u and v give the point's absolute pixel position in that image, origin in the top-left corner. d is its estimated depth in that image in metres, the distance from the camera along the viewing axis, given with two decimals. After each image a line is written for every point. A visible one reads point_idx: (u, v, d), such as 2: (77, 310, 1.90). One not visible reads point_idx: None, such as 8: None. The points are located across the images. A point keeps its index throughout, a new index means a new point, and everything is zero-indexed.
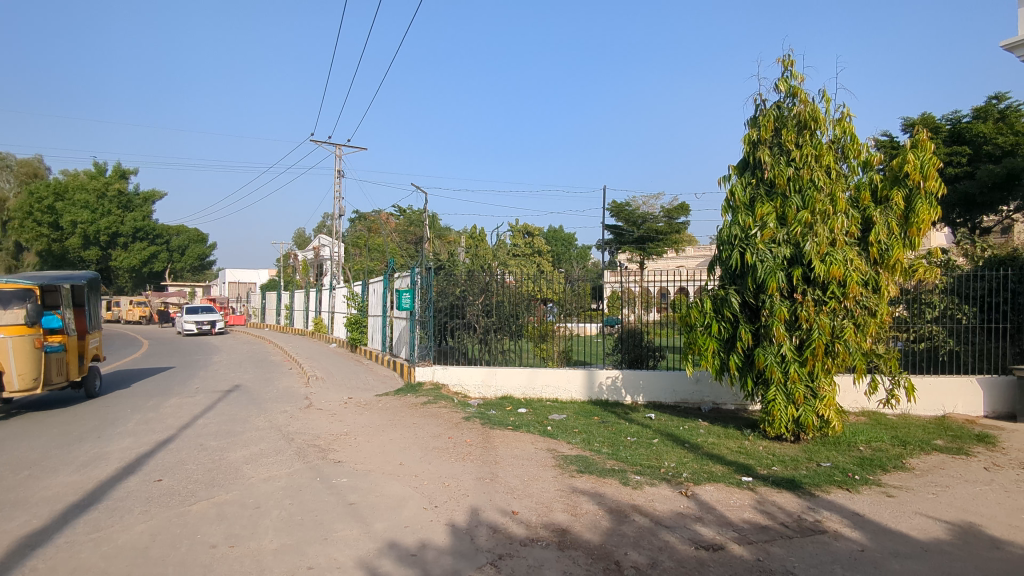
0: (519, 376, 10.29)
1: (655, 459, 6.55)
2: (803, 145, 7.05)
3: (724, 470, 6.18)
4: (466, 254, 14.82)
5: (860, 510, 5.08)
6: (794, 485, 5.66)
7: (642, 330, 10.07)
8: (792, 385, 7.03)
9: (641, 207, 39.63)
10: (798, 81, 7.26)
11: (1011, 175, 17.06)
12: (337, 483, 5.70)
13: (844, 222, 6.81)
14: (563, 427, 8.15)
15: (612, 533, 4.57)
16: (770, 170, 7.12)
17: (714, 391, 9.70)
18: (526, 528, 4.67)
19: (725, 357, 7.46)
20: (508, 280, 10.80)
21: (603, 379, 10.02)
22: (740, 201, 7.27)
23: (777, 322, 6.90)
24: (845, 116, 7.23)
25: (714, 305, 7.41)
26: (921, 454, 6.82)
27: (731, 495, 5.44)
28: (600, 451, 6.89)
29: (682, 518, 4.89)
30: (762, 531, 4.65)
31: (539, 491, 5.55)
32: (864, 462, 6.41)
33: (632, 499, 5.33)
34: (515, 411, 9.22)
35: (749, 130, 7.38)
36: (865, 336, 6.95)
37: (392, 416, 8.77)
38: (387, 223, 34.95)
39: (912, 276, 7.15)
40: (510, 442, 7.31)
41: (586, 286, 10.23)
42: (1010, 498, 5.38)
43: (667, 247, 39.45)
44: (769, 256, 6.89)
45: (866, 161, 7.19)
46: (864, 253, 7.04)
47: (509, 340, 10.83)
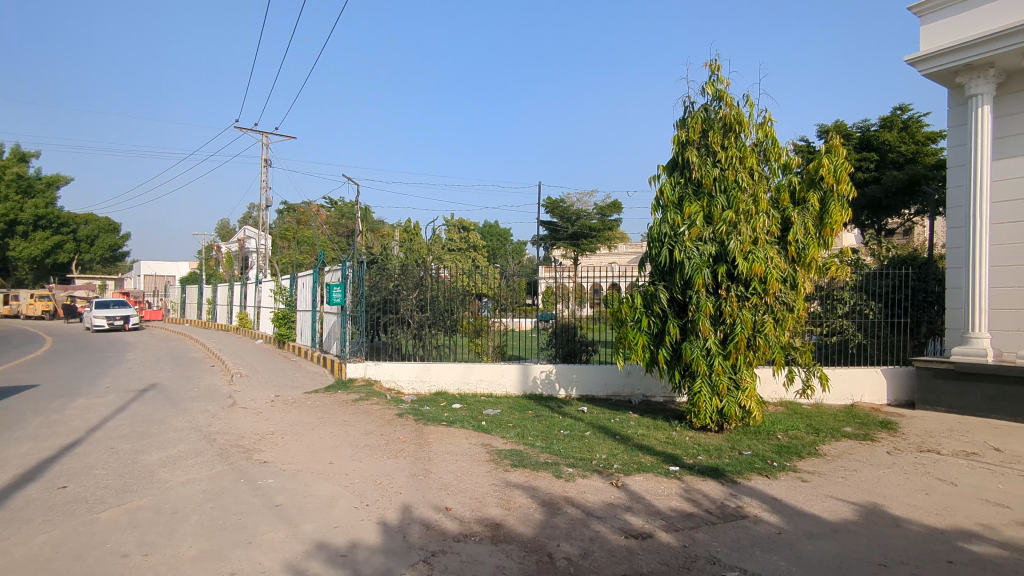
0: (454, 370, 10.23)
1: (588, 452, 6.67)
2: (728, 147, 7.33)
3: (653, 460, 6.37)
4: (400, 249, 14.60)
5: (777, 495, 5.35)
6: (718, 474, 5.90)
7: (576, 325, 10.22)
8: (716, 377, 7.32)
9: (576, 204, 40.25)
10: (724, 84, 7.54)
11: (913, 181, 18.42)
12: (263, 485, 5.48)
13: (765, 222, 7.14)
14: (497, 421, 8.16)
15: (544, 526, 4.62)
16: (698, 170, 7.36)
17: (644, 383, 9.95)
18: (460, 523, 4.65)
19: (654, 351, 7.68)
20: (443, 275, 10.68)
21: (538, 373, 10.15)
22: (669, 199, 7.49)
23: (702, 317, 7.15)
24: (767, 120, 7.57)
25: (644, 301, 7.60)
26: (832, 441, 7.26)
27: (659, 484, 5.61)
28: (534, 445, 6.95)
29: (613, 508, 5.00)
30: (688, 518, 4.81)
31: (473, 486, 5.54)
32: (782, 450, 6.75)
33: (565, 491, 5.40)
34: (449, 407, 9.16)
35: (678, 131, 7.61)
36: (783, 330, 7.31)
37: (322, 414, 8.51)
38: (317, 215, 33.94)
39: (826, 273, 7.58)
40: (443, 438, 7.25)
41: (521, 282, 10.28)
42: (909, 479, 5.81)
43: (600, 243, 40.27)
44: (696, 253, 7.12)
45: (785, 164, 7.55)
46: (783, 252, 7.40)
47: (444, 336, 10.71)
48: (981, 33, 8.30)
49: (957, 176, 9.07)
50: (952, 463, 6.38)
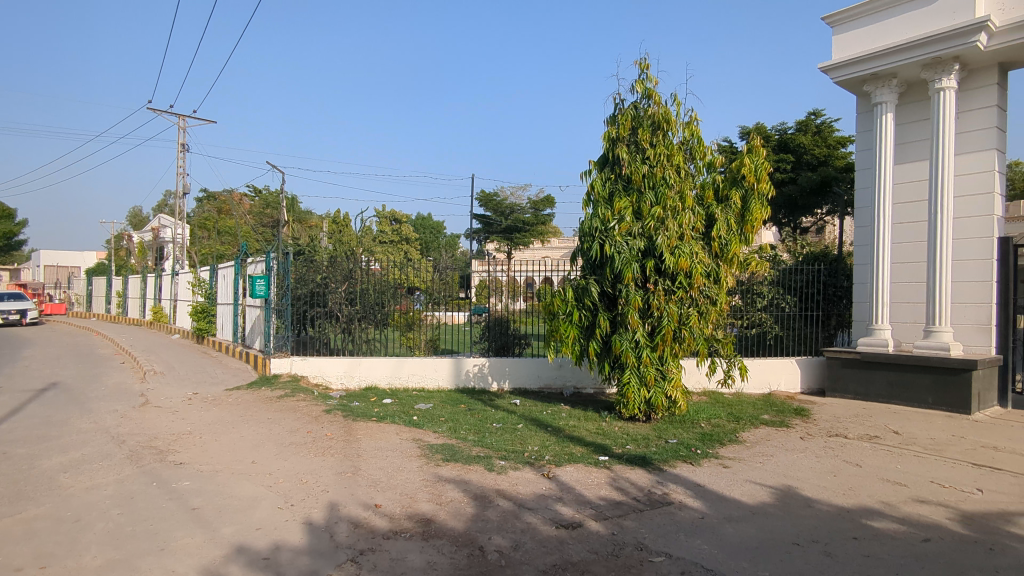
0: (384, 365, 10.04)
1: (519, 444, 6.69)
2: (656, 144, 7.52)
3: (583, 451, 6.47)
4: (329, 239, 14.18)
5: (701, 481, 5.55)
6: (646, 462, 6.06)
7: (509, 318, 10.31)
8: (644, 369, 7.52)
9: (509, 198, 40.40)
10: (653, 83, 7.72)
11: (824, 182, 19.67)
12: (178, 487, 5.17)
13: (691, 218, 7.37)
14: (429, 416, 8.06)
15: (476, 519, 4.59)
16: (627, 167, 7.53)
17: (575, 375, 10.10)
18: (389, 520, 4.55)
19: (585, 344, 7.80)
20: (374, 268, 10.44)
21: (470, 366, 10.07)
22: (600, 195, 7.62)
23: (631, 310, 7.31)
24: (693, 120, 7.81)
25: (576, 294, 7.71)
26: (752, 428, 7.61)
27: (589, 474, 5.70)
28: (466, 439, 6.91)
29: (543, 499, 5.04)
30: (616, 506, 4.92)
31: (403, 481, 5.44)
32: (705, 438, 7.01)
33: (497, 484, 5.39)
34: (379, 402, 8.97)
35: (608, 127, 7.74)
36: (707, 323, 7.57)
37: (244, 412, 8.14)
38: (240, 205, 32.46)
39: (746, 268, 7.90)
40: (373, 434, 7.09)
41: (455, 275, 10.33)
42: (820, 463, 6.17)
43: (533, 238, 40.57)
44: (625, 248, 7.27)
45: (710, 163, 7.83)
46: (707, 247, 7.66)
47: (375, 330, 10.50)
48: (887, 45, 8.86)
49: (864, 178, 9.69)
50: (858, 446, 6.82)
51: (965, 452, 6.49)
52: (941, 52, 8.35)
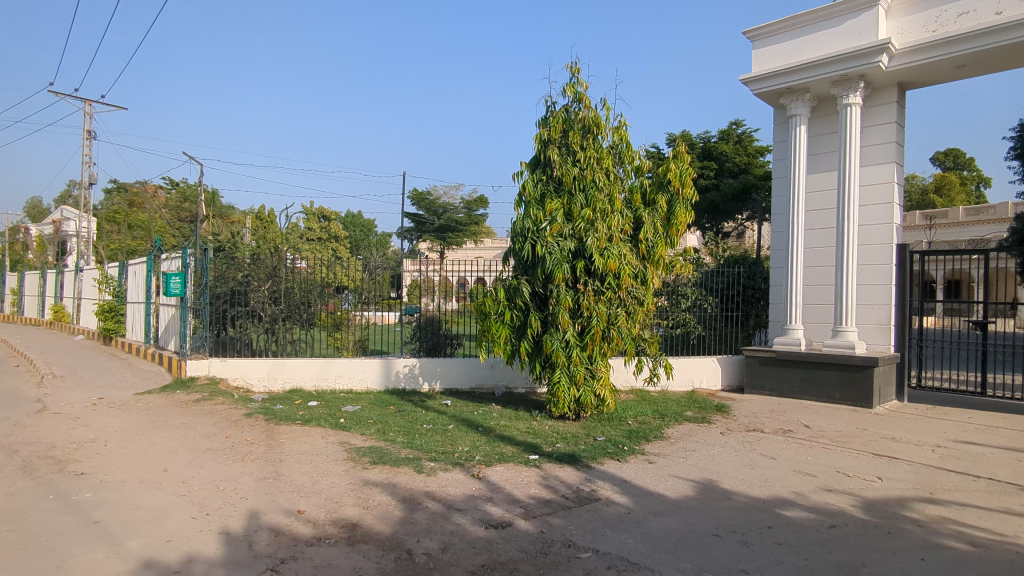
0: (310, 366, 9.73)
1: (449, 445, 6.63)
2: (586, 148, 7.65)
3: (514, 450, 6.48)
4: (252, 237, 13.62)
5: (627, 477, 5.68)
6: (574, 460, 6.14)
7: (441, 319, 10.27)
8: (574, 367, 7.63)
9: (442, 197, 40.18)
10: (584, 88, 7.85)
11: (744, 190, 20.81)
12: (78, 500, 4.79)
13: (619, 221, 7.53)
14: (356, 418, 7.86)
15: (403, 522, 4.51)
16: (559, 169, 7.62)
17: (507, 375, 10.11)
18: (313, 527, 4.39)
19: (516, 344, 7.83)
20: (300, 267, 10.16)
21: (400, 367, 9.92)
22: (532, 196, 7.67)
23: (562, 311, 7.38)
24: (621, 125, 8.01)
25: (507, 294, 7.72)
26: (676, 425, 7.86)
27: (519, 474, 5.72)
28: (395, 441, 6.78)
29: (473, 500, 5.02)
30: (545, 504, 4.96)
31: (328, 486, 5.27)
32: (631, 435, 7.18)
33: (425, 486, 5.31)
34: (304, 405, 8.67)
35: (540, 129, 7.81)
36: (634, 322, 7.76)
37: (155, 417, 7.65)
38: (154, 199, 30.61)
39: (671, 270, 8.16)
40: (297, 438, 6.84)
41: (385, 275, 10.10)
42: (738, 456, 6.45)
43: (466, 238, 40.46)
44: (556, 249, 7.33)
45: (638, 167, 8.04)
46: (635, 249, 7.85)
47: (300, 330, 10.15)
48: (801, 61, 9.40)
49: (780, 186, 10.22)
50: (773, 440, 7.18)
51: (868, 443, 6.96)
52: (849, 70, 8.92)
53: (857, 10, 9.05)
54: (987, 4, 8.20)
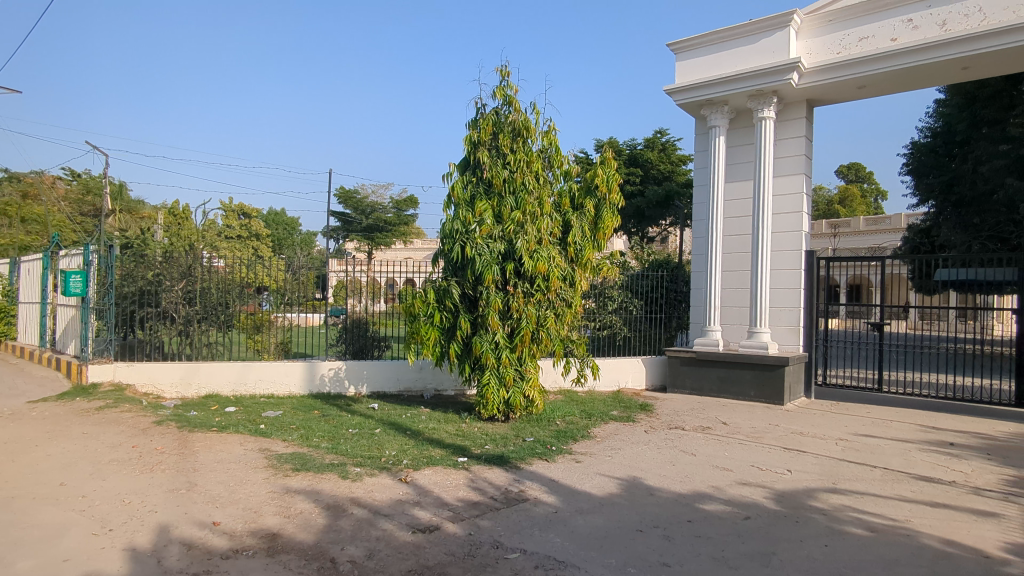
0: (228, 371, 9.28)
1: (376, 450, 6.48)
2: (516, 151, 7.70)
3: (442, 453, 6.42)
4: (164, 234, 12.87)
5: (555, 476, 5.75)
6: (503, 461, 6.14)
7: (368, 320, 10.10)
8: (503, 369, 7.65)
9: (370, 196, 39.40)
10: (513, 91, 7.90)
11: (668, 197, 21.75)
12: None
13: (548, 224, 7.60)
14: (278, 424, 7.55)
15: (327, 530, 4.36)
16: (489, 171, 7.63)
17: (436, 377, 10.00)
18: (228, 539, 4.18)
19: (445, 346, 7.77)
20: (217, 266, 9.62)
21: (324, 371, 9.63)
22: (461, 197, 7.64)
23: (491, 312, 7.39)
24: (551, 129, 8.11)
25: (437, 296, 7.64)
26: (602, 424, 8.04)
27: (446, 477, 5.67)
28: (319, 446, 6.56)
29: (400, 504, 4.92)
30: (474, 507, 4.93)
31: (246, 495, 5.03)
32: (559, 435, 7.27)
33: (351, 492, 5.17)
34: (221, 411, 8.24)
35: (470, 131, 7.79)
36: (562, 324, 7.87)
37: (52, 427, 7.06)
38: (52, 191, 28.30)
39: (598, 273, 8.33)
40: (213, 446, 6.49)
41: (310, 275, 9.79)
42: (661, 453, 6.66)
43: (395, 238, 39.88)
44: (486, 250, 7.33)
45: (567, 172, 8.16)
46: (564, 252, 7.96)
47: (217, 332, 9.65)
48: (720, 75, 9.86)
49: (700, 194, 10.65)
50: (693, 437, 7.46)
51: (779, 438, 7.37)
52: (762, 85, 9.44)
53: (771, 29, 9.59)
54: (884, 31, 8.86)
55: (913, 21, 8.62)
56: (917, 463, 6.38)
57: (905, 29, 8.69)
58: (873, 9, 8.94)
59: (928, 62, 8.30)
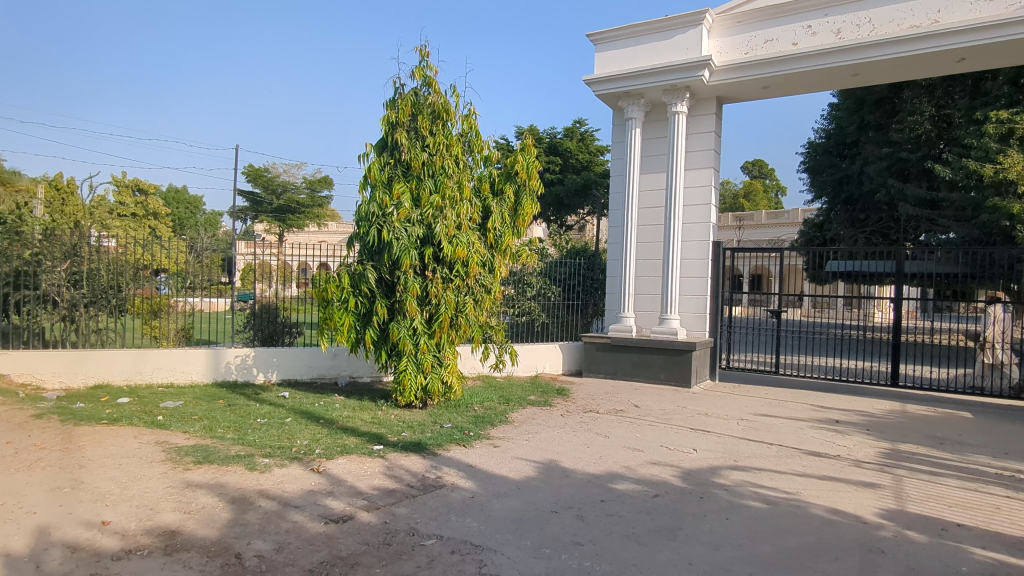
0: (121, 359, 8.61)
1: (286, 439, 6.22)
2: (435, 133, 7.55)
3: (357, 441, 6.25)
4: (45, 209, 11.74)
5: (472, 462, 5.75)
6: (420, 448, 6.07)
7: (279, 305, 9.69)
8: (421, 355, 7.55)
9: (281, 175, 37.66)
10: (433, 72, 7.73)
11: (586, 185, 22.22)
12: None
13: (468, 209, 7.52)
14: (178, 415, 7.09)
15: (232, 525, 4.14)
16: (407, 153, 7.46)
17: (351, 365, 9.72)
18: (120, 539, 3.87)
19: (361, 332, 7.57)
20: (107, 245, 8.86)
21: (231, 357, 9.14)
22: (378, 179, 7.41)
23: (409, 297, 7.25)
24: (471, 113, 8.02)
25: (352, 280, 7.40)
26: (519, 409, 8.12)
27: (361, 465, 5.53)
28: (224, 437, 6.21)
29: (312, 495, 4.76)
30: (389, 495, 4.85)
31: (142, 491, 4.69)
32: (477, 421, 7.28)
33: (258, 484, 4.93)
34: (112, 402, 7.62)
35: (387, 111, 7.57)
36: (481, 310, 7.85)
37: None
38: None
39: (518, 259, 8.37)
40: (104, 440, 6.00)
41: (215, 258, 9.35)
42: (576, 436, 6.82)
43: (308, 220, 38.38)
44: (404, 234, 7.17)
45: (487, 157, 8.11)
46: (483, 238, 7.93)
47: (107, 317, 8.91)
48: (636, 68, 10.11)
49: (616, 184, 10.91)
50: (607, 419, 7.69)
51: (686, 419, 7.73)
52: (675, 81, 9.78)
53: (685, 26, 9.93)
54: (786, 34, 9.39)
55: (811, 27, 9.20)
56: (808, 439, 6.90)
57: (804, 35, 9.25)
58: (777, 14, 9.45)
59: (824, 66, 8.89)
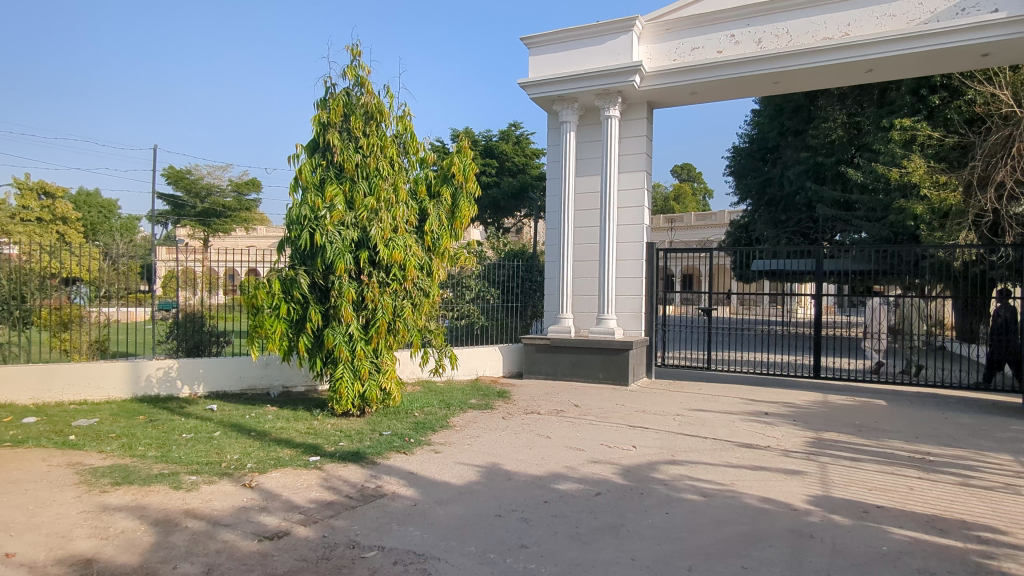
0: (26, 376, 7.97)
1: (215, 455, 5.90)
2: (369, 134, 7.38)
3: (292, 453, 6.01)
4: None
5: (413, 469, 5.64)
6: (359, 457, 5.89)
7: (204, 314, 9.26)
8: (358, 362, 7.34)
9: (205, 177, 35.97)
10: (365, 72, 7.55)
11: (523, 188, 22.41)
12: None
13: (404, 212, 7.39)
14: (92, 433, 6.60)
15: (156, 548, 3.88)
16: (339, 154, 7.25)
17: (284, 374, 9.34)
18: (27, 571, 3.55)
19: (293, 339, 7.30)
20: (10, 254, 8.31)
21: (152, 371, 8.61)
22: (309, 181, 7.17)
23: (345, 303, 7.05)
24: (405, 115, 7.88)
25: (283, 286, 7.12)
26: (460, 413, 8.04)
27: (297, 478, 5.31)
28: (145, 456, 5.83)
29: (243, 511, 4.52)
30: (327, 507, 4.68)
31: (52, 518, 4.33)
32: (417, 427, 7.14)
33: (184, 503, 4.65)
34: (17, 423, 7.01)
35: (318, 111, 7.34)
36: (420, 314, 7.72)
37: None
38: None
39: (456, 262, 8.29)
40: (7, 464, 5.51)
41: (133, 265, 8.73)
42: (518, 438, 6.82)
43: (235, 224, 36.78)
44: (338, 238, 6.96)
45: (422, 159, 8.00)
46: (420, 241, 7.82)
47: (10, 331, 8.29)
48: (570, 73, 10.24)
49: (552, 187, 11.01)
50: (548, 420, 7.72)
51: (625, 417, 7.87)
52: (608, 85, 9.97)
53: (615, 32, 10.15)
54: (711, 43, 9.75)
55: (735, 36, 9.59)
56: (739, 432, 7.16)
57: (729, 43, 9.64)
58: (703, 22, 9.79)
59: (747, 74, 9.29)
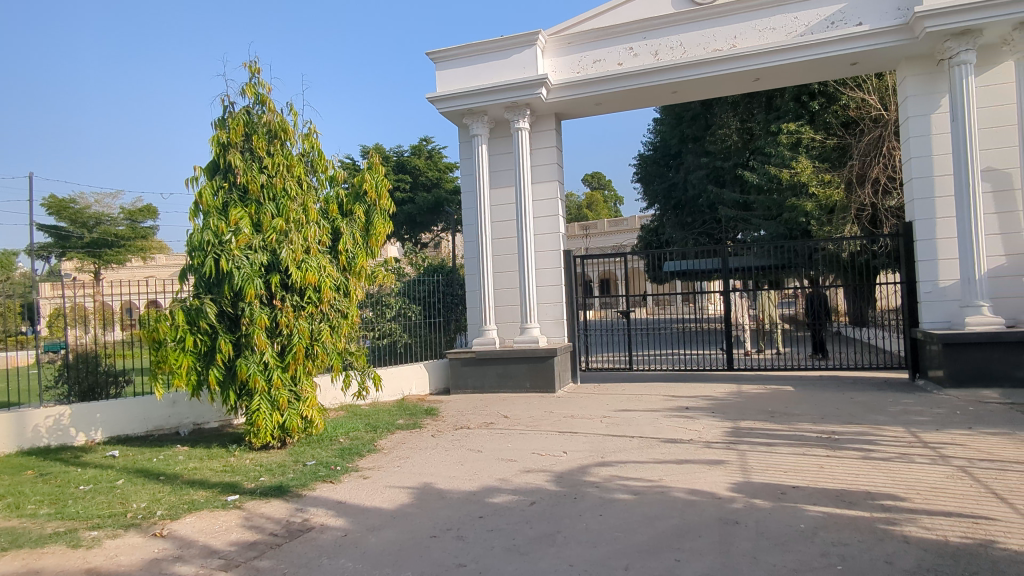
0: None
1: (119, 505, 5.41)
2: (274, 153, 7.10)
3: (207, 495, 5.62)
4: None
5: (341, 498, 5.41)
6: (282, 491, 5.59)
7: (99, 352, 8.53)
8: (275, 392, 6.99)
9: (92, 206, 33.42)
10: (266, 89, 7.27)
11: (438, 203, 22.41)
12: None
13: (316, 232, 7.14)
14: None
15: None
16: (242, 175, 6.90)
17: (194, 411, 8.77)
18: None
19: (202, 372, 6.86)
20: None
21: (40, 420, 7.82)
22: (211, 205, 6.80)
23: (257, 330, 6.69)
24: (311, 132, 7.65)
25: (188, 317, 6.66)
26: (388, 435, 7.82)
27: (215, 521, 4.96)
28: (36, 515, 5.25)
29: (155, 564, 4.17)
30: (250, 548, 4.40)
31: None
32: (343, 453, 6.87)
33: (85, 562, 4.22)
34: None
35: (216, 131, 6.98)
36: (339, 336, 7.48)
37: None
38: None
39: (374, 281, 8.08)
40: None
41: (11, 304, 8.03)
42: (449, 455, 6.71)
43: (131, 254, 34.29)
44: (245, 262, 6.62)
45: (331, 176, 7.78)
46: (334, 261, 7.58)
47: None
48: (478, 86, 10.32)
49: (468, 200, 11.04)
50: (478, 434, 7.65)
51: (554, 423, 7.94)
52: (516, 98, 10.13)
53: (520, 46, 10.33)
54: (612, 55, 10.13)
55: (633, 49, 10.01)
56: (664, 428, 7.40)
57: (628, 56, 10.04)
58: (602, 36, 10.16)
59: (646, 84, 9.72)
